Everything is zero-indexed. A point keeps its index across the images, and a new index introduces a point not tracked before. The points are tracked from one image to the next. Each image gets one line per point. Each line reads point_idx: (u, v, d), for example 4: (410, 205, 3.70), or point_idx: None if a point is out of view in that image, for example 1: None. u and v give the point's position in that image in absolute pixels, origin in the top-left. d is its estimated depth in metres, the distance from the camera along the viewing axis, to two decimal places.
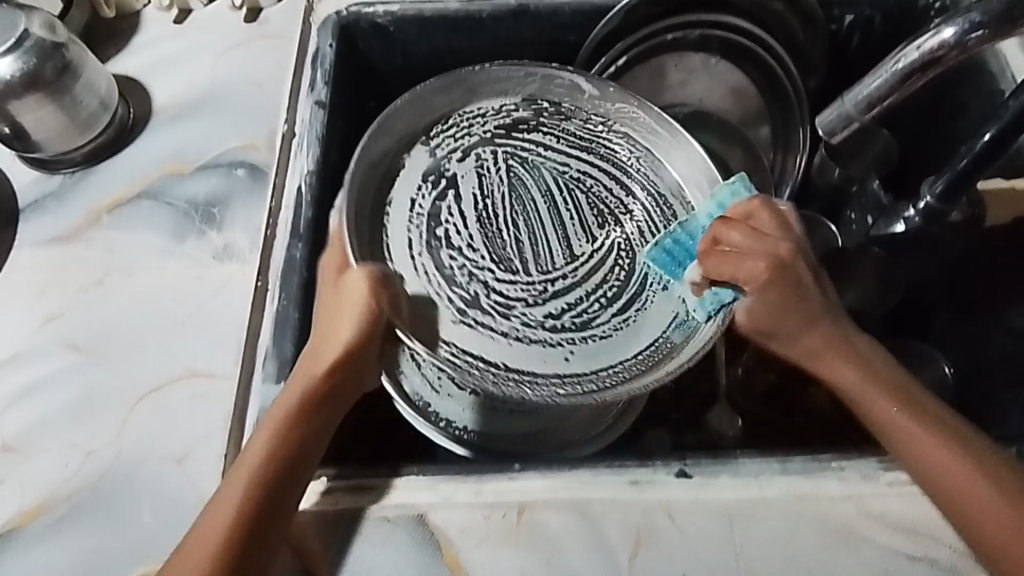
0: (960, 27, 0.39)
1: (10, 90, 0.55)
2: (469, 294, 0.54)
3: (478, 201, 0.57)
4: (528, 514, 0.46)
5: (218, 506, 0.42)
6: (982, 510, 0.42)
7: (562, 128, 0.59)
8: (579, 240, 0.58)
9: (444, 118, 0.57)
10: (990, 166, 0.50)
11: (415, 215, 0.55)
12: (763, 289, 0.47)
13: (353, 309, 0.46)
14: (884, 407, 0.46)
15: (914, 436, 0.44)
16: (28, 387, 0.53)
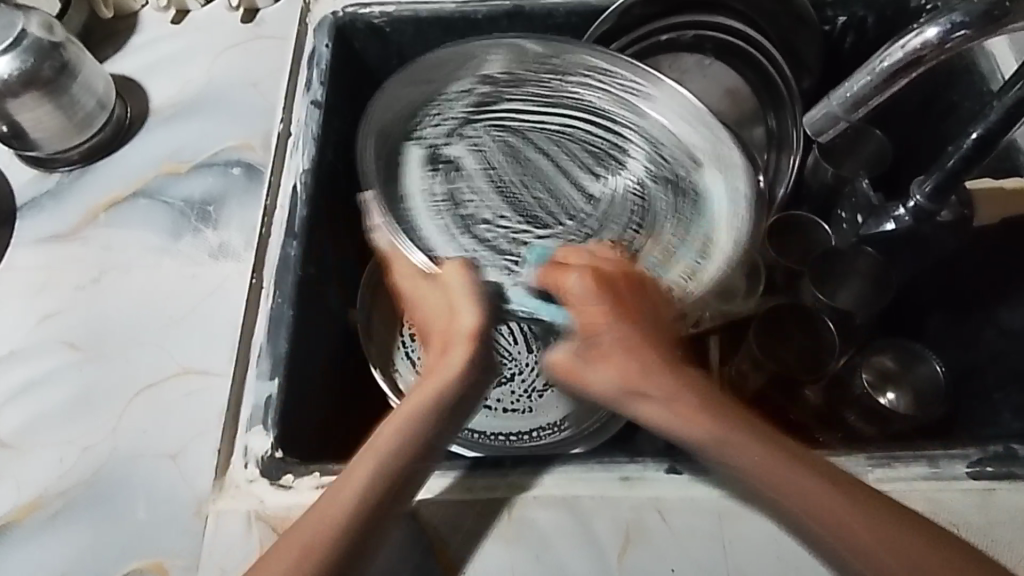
0: (943, 26, 0.40)
1: (7, 89, 0.56)
2: (512, 252, 0.58)
3: (490, 175, 0.62)
4: (519, 510, 0.46)
5: (328, 503, 0.39)
6: (850, 539, 0.34)
7: (522, 93, 0.62)
8: (591, 182, 0.62)
9: (421, 117, 0.61)
10: (977, 165, 0.51)
11: (435, 203, 0.60)
12: (596, 296, 0.45)
13: (465, 306, 0.48)
14: (735, 432, 0.38)
15: (764, 455, 0.37)
16: (25, 384, 0.53)
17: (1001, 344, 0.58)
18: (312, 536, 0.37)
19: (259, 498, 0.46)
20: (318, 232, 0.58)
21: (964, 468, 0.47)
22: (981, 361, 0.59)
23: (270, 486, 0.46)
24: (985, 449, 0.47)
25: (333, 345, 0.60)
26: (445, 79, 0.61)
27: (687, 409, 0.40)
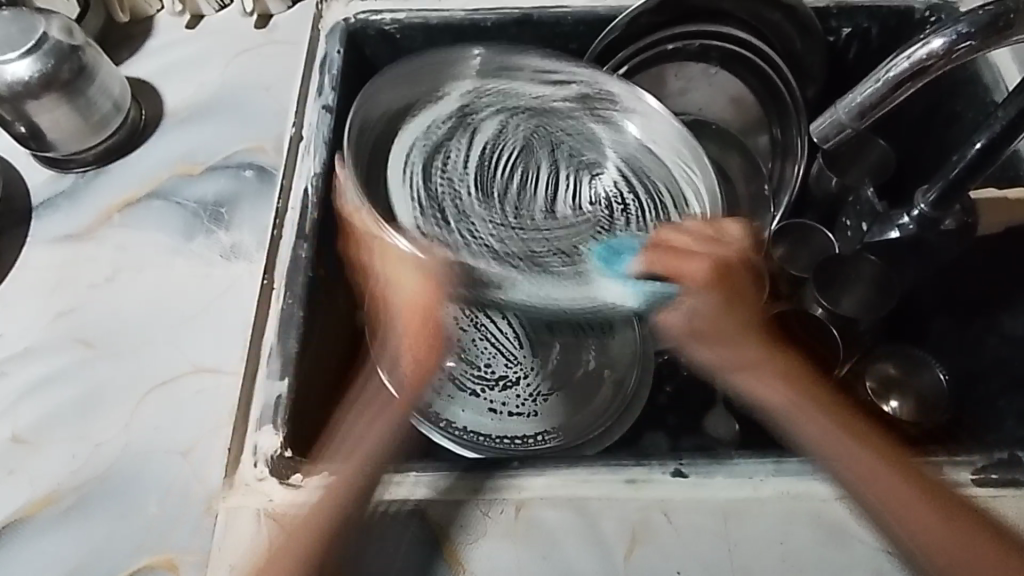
0: (949, 37, 0.41)
1: (27, 91, 0.57)
2: (441, 216, 0.60)
3: (485, 153, 0.64)
4: (527, 510, 0.46)
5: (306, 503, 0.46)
6: (896, 503, 0.45)
7: (586, 121, 0.65)
8: (563, 204, 0.64)
9: (479, 87, 0.64)
10: (981, 175, 0.52)
11: (423, 141, 0.63)
12: (707, 287, 0.55)
13: (413, 277, 0.55)
14: (810, 423, 0.52)
15: (830, 440, 0.49)
16: (38, 380, 0.54)
17: (1004, 351, 0.58)
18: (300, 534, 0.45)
19: (270, 496, 0.47)
20: (329, 233, 0.59)
21: (968, 474, 0.47)
22: (984, 369, 0.59)
23: (280, 484, 0.47)
24: (990, 456, 0.47)
25: (340, 347, 0.60)
26: (531, 74, 0.64)
27: (783, 386, 0.55)
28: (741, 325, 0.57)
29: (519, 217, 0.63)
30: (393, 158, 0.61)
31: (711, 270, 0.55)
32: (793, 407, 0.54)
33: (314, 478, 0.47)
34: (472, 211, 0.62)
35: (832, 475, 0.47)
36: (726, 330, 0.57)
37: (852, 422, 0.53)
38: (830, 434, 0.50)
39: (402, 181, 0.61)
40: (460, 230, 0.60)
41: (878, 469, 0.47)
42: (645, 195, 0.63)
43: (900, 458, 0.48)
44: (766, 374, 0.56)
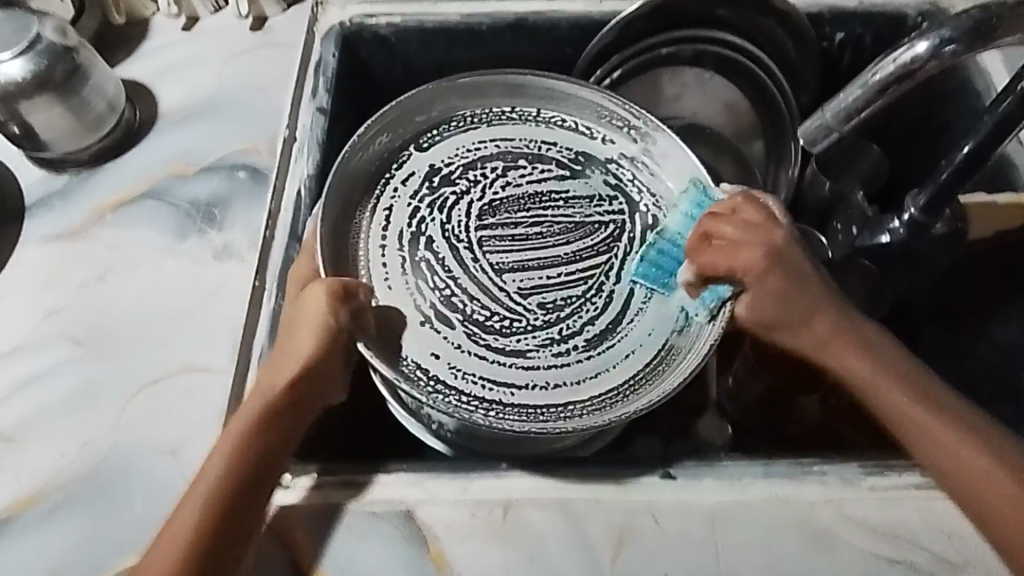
0: (933, 41, 0.42)
1: (21, 91, 0.57)
2: (430, 285, 0.55)
3: (477, 201, 0.59)
4: (513, 512, 0.46)
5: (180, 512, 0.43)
6: (969, 472, 0.43)
7: (577, 155, 0.60)
8: (569, 252, 0.58)
9: (459, 126, 0.60)
10: (970, 179, 0.52)
11: (396, 198, 0.57)
12: (763, 278, 0.48)
13: (303, 332, 0.47)
14: (908, 408, 0.45)
15: (934, 434, 0.44)
16: (28, 378, 0.54)
17: (993, 358, 0.59)
18: (168, 550, 0.41)
19: None
20: None
21: None
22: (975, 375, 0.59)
23: None
24: None
25: None
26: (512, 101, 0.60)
27: (859, 360, 0.47)
28: (807, 303, 0.48)
29: (507, 250, 0.57)
30: (427, 146, 0.59)
31: (764, 259, 0.48)
32: (907, 397, 0.45)
33: (302, 479, 0.47)
34: (458, 216, 0.58)
35: (820, 479, 0.47)
36: (792, 315, 0.49)
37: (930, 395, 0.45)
38: (937, 423, 0.44)
39: (416, 168, 0.58)
40: (432, 237, 0.57)
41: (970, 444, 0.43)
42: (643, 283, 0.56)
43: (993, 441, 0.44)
44: (831, 339, 0.48)
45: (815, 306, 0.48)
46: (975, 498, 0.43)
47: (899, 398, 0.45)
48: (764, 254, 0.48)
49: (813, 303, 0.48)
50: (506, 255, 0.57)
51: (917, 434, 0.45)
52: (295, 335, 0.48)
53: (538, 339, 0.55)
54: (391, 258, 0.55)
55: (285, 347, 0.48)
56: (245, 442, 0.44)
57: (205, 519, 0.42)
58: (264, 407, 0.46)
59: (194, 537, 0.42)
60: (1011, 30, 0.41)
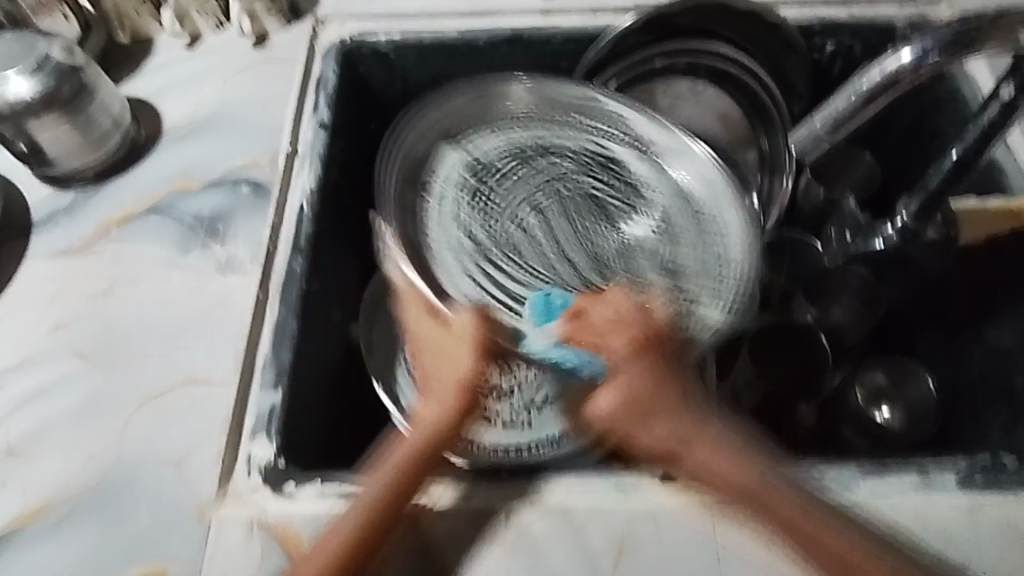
0: (916, 52, 0.42)
1: (28, 109, 0.58)
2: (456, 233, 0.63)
3: (535, 185, 0.66)
4: (516, 517, 0.47)
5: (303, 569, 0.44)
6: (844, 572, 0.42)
7: (638, 194, 0.65)
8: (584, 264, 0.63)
9: (584, 118, 0.67)
10: (959, 185, 0.53)
11: (484, 155, 0.66)
12: (630, 361, 0.49)
13: (469, 353, 0.52)
14: (761, 491, 0.45)
15: (824, 535, 0.43)
16: (37, 390, 0.55)
17: (990, 363, 0.59)
18: None
19: (262, 505, 0.47)
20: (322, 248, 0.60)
21: (953, 480, 0.47)
22: (970, 382, 0.60)
23: (274, 496, 0.48)
24: (974, 460, 0.48)
25: (334, 358, 0.61)
26: (624, 120, 0.66)
27: (738, 466, 0.45)
28: (681, 397, 0.48)
29: (531, 236, 0.64)
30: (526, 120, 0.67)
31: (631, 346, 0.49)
32: (775, 487, 0.45)
33: (306, 489, 0.48)
34: (519, 187, 0.66)
35: (819, 483, 0.47)
36: (668, 401, 0.47)
37: (829, 509, 0.45)
38: (810, 519, 0.44)
39: (525, 135, 0.67)
40: (494, 194, 0.65)
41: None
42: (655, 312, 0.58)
43: (824, 526, 0.43)
44: (688, 438, 0.46)
45: (687, 407, 0.48)
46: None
47: (791, 520, 0.44)
48: (662, 341, 0.50)
49: (687, 381, 0.49)
50: (536, 243, 0.64)
51: (819, 536, 0.43)
52: (438, 360, 0.53)
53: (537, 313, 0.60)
54: (452, 183, 0.65)
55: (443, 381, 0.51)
56: (411, 464, 0.47)
57: (347, 563, 0.43)
58: (426, 444, 0.48)
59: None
60: (994, 39, 0.42)
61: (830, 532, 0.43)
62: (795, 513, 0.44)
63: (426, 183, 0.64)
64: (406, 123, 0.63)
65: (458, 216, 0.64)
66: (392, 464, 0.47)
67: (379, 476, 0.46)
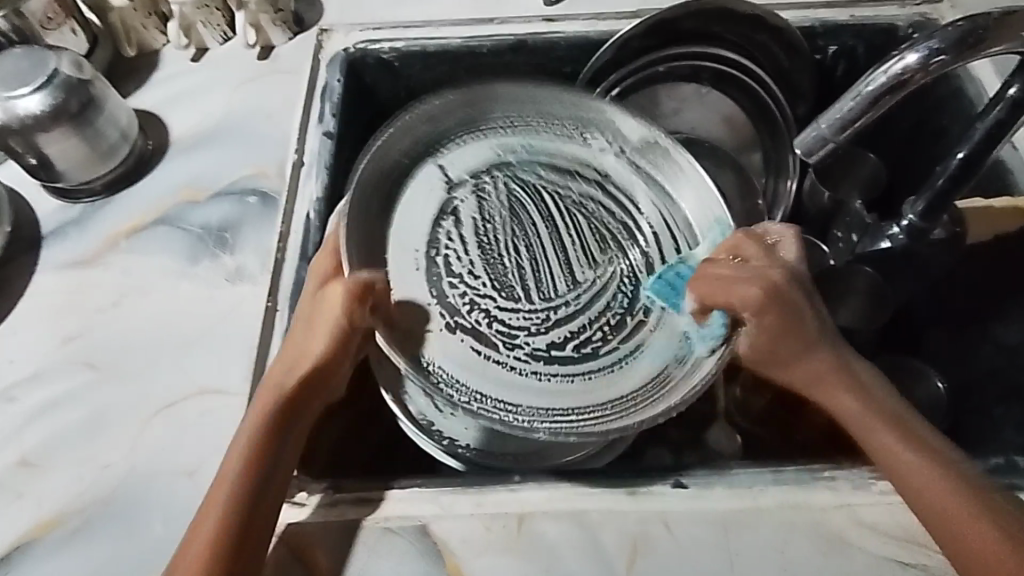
0: (922, 52, 0.43)
1: (37, 124, 0.59)
2: (499, 170, 0.62)
3: (555, 191, 0.62)
4: (528, 523, 0.47)
5: (197, 529, 0.43)
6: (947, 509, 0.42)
7: (590, 318, 0.58)
8: (502, 297, 0.58)
9: (663, 219, 0.61)
10: (965, 185, 0.53)
11: (577, 150, 0.63)
12: (760, 315, 0.48)
13: (325, 334, 0.49)
14: (900, 451, 0.45)
15: (929, 486, 0.43)
16: (47, 403, 0.55)
17: (999, 359, 0.59)
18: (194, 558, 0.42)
19: None
20: None
21: None
22: (980, 376, 0.60)
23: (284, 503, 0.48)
24: (986, 461, 0.48)
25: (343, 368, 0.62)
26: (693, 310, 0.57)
27: (865, 423, 0.47)
28: (823, 334, 0.49)
29: (525, 216, 0.61)
30: (637, 166, 0.62)
31: (761, 297, 0.47)
32: (884, 425, 0.46)
33: (318, 497, 0.48)
34: (580, 195, 0.62)
35: (830, 484, 0.47)
36: (784, 350, 0.49)
37: (905, 422, 0.46)
38: (936, 478, 0.43)
39: (634, 185, 0.62)
40: (536, 173, 0.62)
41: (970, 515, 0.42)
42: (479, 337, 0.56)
43: (948, 463, 0.44)
44: (823, 376, 0.48)
45: (817, 346, 0.48)
46: (954, 531, 0.42)
47: (891, 442, 0.45)
48: (782, 287, 0.48)
49: (805, 342, 0.48)
50: (514, 229, 0.61)
51: (909, 483, 0.44)
52: (310, 340, 0.50)
53: (456, 277, 0.58)
54: (566, 152, 0.63)
55: (298, 352, 0.50)
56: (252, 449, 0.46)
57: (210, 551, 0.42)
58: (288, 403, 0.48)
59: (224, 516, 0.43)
60: (995, 40, 0.43)
61: (956, 482, 0.43)
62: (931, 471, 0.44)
63: (565, 116, 0.62)
64: (550, 92, 0.61)
65: (538, 164, 0.63)
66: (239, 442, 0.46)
67: (252, 428, 0.47)
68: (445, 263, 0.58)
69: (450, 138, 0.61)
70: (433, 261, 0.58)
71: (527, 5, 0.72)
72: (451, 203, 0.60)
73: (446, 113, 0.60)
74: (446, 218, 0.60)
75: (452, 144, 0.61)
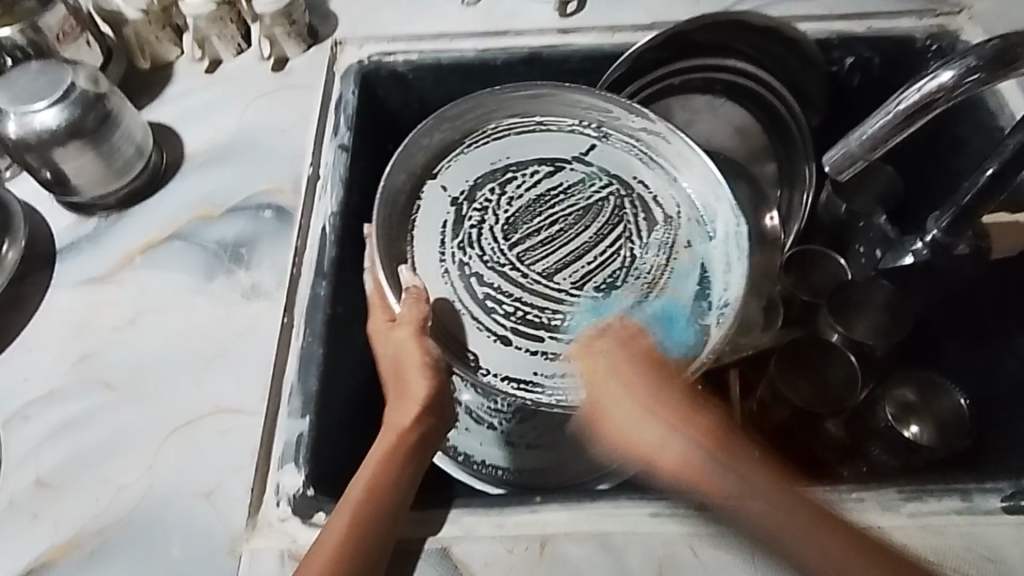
0: (957, 70, 0.42)
1: (53, 139, 0.58)
2: (595, 159, 0.63)
3: (608, 196, 0.62)
4: (551, 546, 0.46)
5: (326, 537, 0.44)
6: (747, 493, 0.45)
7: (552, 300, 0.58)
8: (506, 232, 0.61)
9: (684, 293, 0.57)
10: (993, 201, 0.52)
11: (657, 198, 0.61)
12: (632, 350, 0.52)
13: (417, 370, 0.51)
14: (768, 506, 0.44)
15: (785, 519, 0.44)
16: (62, 423, 0.54)
17: None
18: None
19: (293, 536, 0.47)
20: (345, 270, 0.61)
21: (998, 501, 0.46)
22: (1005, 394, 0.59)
23: (303, 524, 0.48)
24: (1018, 482, 0.47)
25: (358, 383, 0.61)
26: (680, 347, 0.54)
27: (746, 475, 0.47)
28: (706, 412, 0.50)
29: (564, 192, 0.62)
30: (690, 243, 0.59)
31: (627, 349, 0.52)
32: (771, 494, 0.45)
33: None
34: (622, 218, 0.61)
35: (859, 506, 0.46)
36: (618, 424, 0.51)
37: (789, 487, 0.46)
38: (798, 509, 0.44)
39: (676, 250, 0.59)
40: (605, 183, 0.62)
41: (842, 552, 0.42)
42: (480, 320, 0.57)
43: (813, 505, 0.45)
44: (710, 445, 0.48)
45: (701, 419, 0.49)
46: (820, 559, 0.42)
47: (759, 488, 0.45)
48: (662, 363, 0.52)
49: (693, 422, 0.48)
50: (548, 198, 0.62)
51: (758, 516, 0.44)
52: (409, 381, 0.51)
53: (489, 193, 0.62)
54: (645, 184, 0.62)
55: (399, 391, 0.52)
56: (383, 482, 0.47)
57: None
58: (399, 441, 0.49)
59: (340, 554, 0.43)
60: None
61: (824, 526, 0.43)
62: (769, 492, 0.45)
63: (665, 154, 0.61)
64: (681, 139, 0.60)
65: (608, 169, 0.63)
66: (372, 459, 0.48)
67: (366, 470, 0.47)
68: (499, 177, 0.62)
69: (563, 100, 0.62)
70: (483, 159, 0.62)
71: (541, 17, 0.72)
72: (519, 129, 0.63)
73: (575, 96, 0.61)
74: (516, 144, 0.63)
75: (559, 104, 0.62)
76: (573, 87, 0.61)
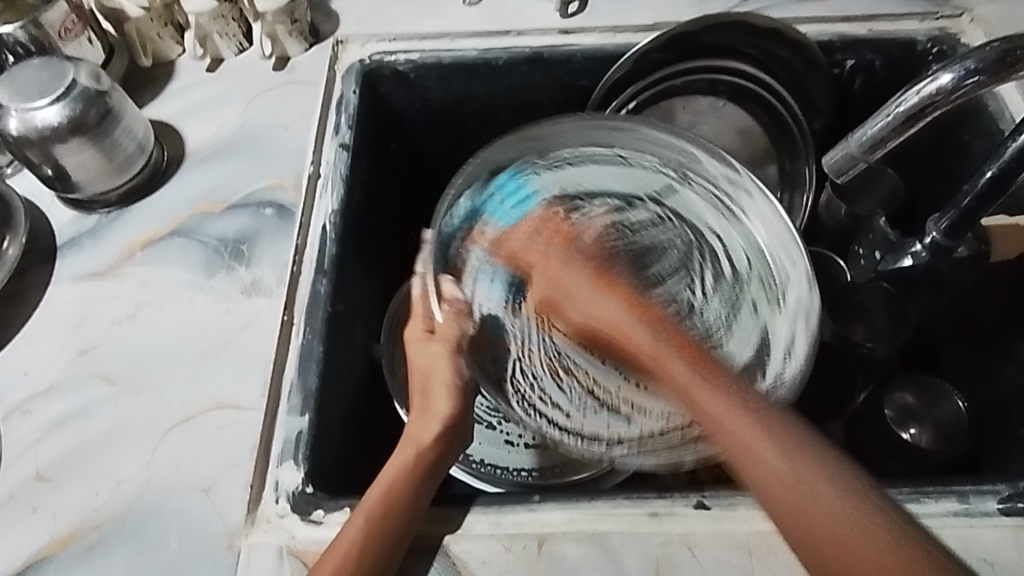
0: (957, 73, 0.42)
1: (55, 135, 0.58)
2: (664, 202, 0.63)
3: (669, 241, 0.63)
4: (548, 544, 0.46)
5: (341, 536, 0.44)
6: (734, 428, 0.42)
7: None
8: None
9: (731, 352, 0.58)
10: (993, 204, 0.52)
11: (718, 251, 0.62)
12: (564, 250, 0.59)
13: (449, 394, 0.53)
14: (758, 439, 0.41)
15: (773, 460, 0.40)
16: (61, 418, 0.54)
17: None
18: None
19: (290, 533, 0.47)
20: (346, 268, 0.61)
21: (996, 504, 0.46)
22: (1004, 398, 0.59)
23: (301, 521, 0.48)
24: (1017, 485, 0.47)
25: (358, 381, 0.61)
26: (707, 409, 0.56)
27: (734, 420, 0.42)
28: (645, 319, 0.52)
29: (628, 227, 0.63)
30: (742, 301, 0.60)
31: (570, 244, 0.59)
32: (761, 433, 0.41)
33: (335, 515, 0.47)
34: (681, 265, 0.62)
35: None
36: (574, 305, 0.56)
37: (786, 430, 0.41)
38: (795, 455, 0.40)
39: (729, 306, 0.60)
40: (667, 226, 0.63)
41: (788, 455, 0.40)
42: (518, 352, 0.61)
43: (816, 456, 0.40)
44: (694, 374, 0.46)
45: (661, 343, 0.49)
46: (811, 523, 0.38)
47: (734, 429, 0.42)
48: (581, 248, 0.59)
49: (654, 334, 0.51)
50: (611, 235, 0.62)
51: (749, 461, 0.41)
52: (436, 399, 0.53)
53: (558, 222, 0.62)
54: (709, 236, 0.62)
55: (424, 403, 0.54)
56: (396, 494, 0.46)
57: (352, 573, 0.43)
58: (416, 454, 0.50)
59: (352, 557, 0.43)
60: None
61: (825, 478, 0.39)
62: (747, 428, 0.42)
63: (738, 203, 0.59)
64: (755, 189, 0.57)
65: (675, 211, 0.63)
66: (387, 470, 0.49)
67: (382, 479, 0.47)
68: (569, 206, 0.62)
69: (635, 139, 0.60)
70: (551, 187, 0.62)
71: (544, 17, 0.72)
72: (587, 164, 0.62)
73: (653, 137, 0.59)
74: (585, 174, 0.63)
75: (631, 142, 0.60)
76: (647, 124, 0.59)
